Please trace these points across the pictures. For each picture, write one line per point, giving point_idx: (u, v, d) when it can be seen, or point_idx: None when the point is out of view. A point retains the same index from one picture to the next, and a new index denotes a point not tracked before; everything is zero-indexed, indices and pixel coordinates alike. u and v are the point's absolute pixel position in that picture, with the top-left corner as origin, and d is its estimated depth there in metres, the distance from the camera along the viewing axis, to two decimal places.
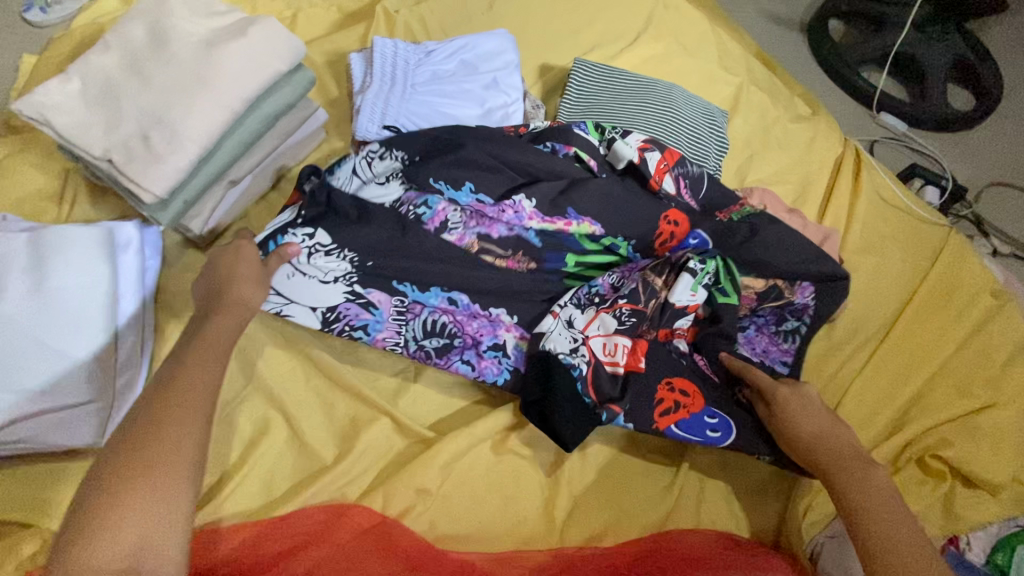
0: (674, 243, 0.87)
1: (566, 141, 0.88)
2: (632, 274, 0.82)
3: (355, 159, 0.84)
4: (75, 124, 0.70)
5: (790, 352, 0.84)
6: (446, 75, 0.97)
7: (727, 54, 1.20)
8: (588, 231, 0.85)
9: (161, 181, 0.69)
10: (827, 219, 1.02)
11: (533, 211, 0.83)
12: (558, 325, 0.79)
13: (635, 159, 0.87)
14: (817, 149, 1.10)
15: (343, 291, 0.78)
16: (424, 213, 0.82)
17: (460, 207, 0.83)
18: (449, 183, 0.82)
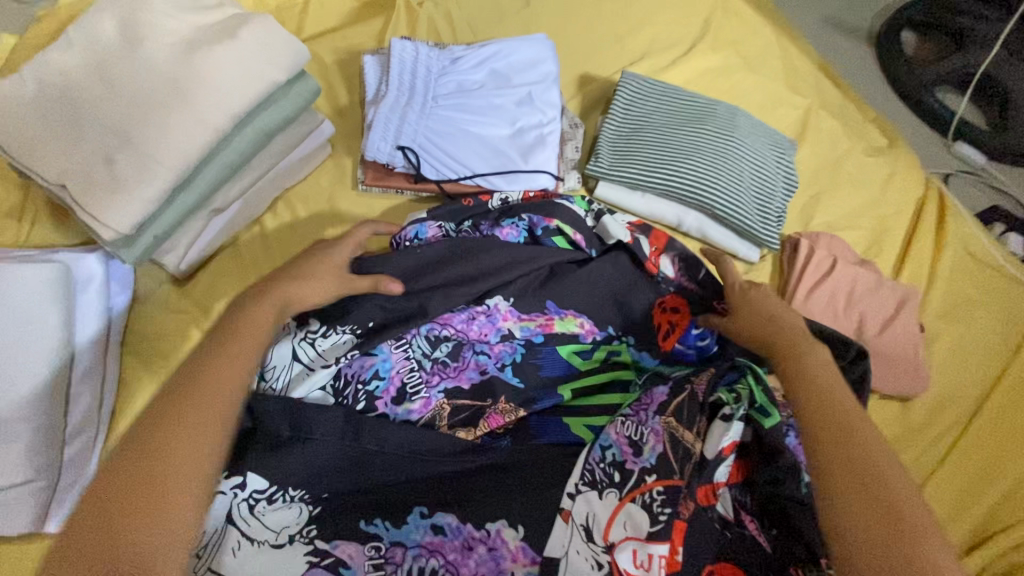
0: (677, 333, 0.70)
1: (547, 214, 0.74)
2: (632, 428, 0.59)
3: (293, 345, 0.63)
4: (27, 141, 0.58)
5: None
6: (473, 86, 0.83)
7: (794, 70, 1.05)
8: (574, 326, 0.69)
9: (126, 216, 0.57)
10: (905, 275, 0.88)
11: (508, 308, 0.68)
12: (573, 537, 0.54)
13: (625, 239, 0.74)
14: (895, 189, 0.95)
15: (303, 555, 0.51)
16: (376, 388, 0.61)
17: (418, 364, 0.64)
18: (401, 313, 0.65)
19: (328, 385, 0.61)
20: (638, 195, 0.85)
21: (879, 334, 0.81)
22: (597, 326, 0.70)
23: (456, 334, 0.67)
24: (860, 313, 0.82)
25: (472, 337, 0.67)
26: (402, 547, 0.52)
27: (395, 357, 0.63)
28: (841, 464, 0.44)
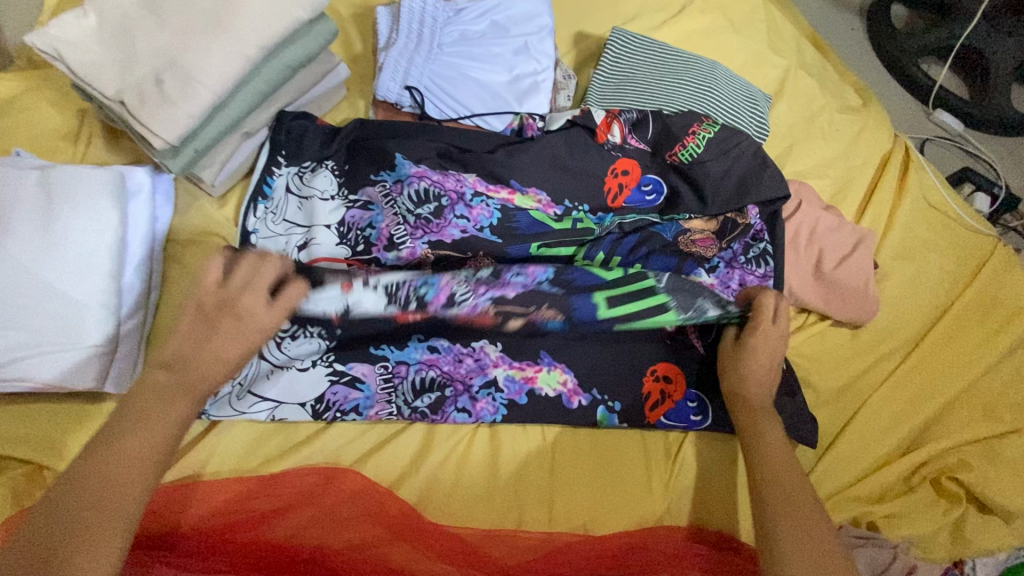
0: (625, 192, 0.88)
1: (506, 117, 0.90)
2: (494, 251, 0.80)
3: (288, 176, 0.83)
4: (88, 62, 0.68)
5: (764, 276, 0.86)
6: (476, 36, 0.92)
7: (777, 34, 1.12)
8: (533, 202, 0.85)
9: (174, 128, 0.67)
10: (865, 220, 0.96)
11: (476, 178, 0.84)
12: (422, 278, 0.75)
13: (571, 118, 0.88)
14: (863, 144, 1.03)
15: (325, 373, 0.75)
16: (371, 237, 0.80)
17: (403, 219, 0.81)
18: (388, 166, 0.83)
19: (336, 228, 0.81)
20: None
21: (835, 268, 0.89)
22: (554, 203, 0.86)
23: (435, 185, 0.82)
24: (820, 249, 0.90)
25: (455, 196, 0.82)
26: (402, 368, 0.77)
27: (387, 214, 0.81)
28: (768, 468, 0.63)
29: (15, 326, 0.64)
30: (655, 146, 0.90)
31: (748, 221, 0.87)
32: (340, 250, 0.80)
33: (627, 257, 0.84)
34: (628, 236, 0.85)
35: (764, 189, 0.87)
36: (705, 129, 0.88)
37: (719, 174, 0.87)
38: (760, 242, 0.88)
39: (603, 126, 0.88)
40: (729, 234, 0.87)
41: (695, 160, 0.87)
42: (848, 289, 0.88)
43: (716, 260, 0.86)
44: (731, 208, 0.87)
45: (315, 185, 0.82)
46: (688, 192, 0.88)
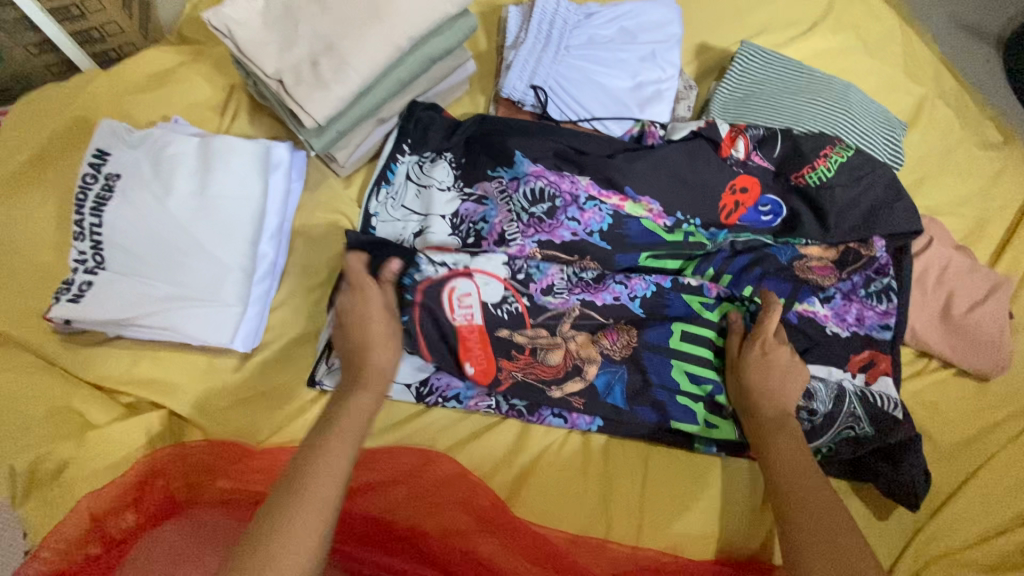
0: (741, 210, 0.85)
1: (626, 124, 0.89)
2: (571, 299, 0.78)
3: (408, 165, 0.84)
4: (255, 41, 0.72)
5: (889, 313, 0.80)
6: (603, 39, 0.91)
7: (914, 59, 1.06)
8: (644, 210, 0.83)
9: (324, 109, 0.71)
10: (1000, 265, 0.89)
11: (589, 182, 0.82)
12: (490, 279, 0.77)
13: (696, 129, 0.86)
14: (1003, 184, 0.95)
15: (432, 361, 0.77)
16: (482, 232, 0.81)
17: (517, 217, 0.80)
18: (506, 162, 0.82)
19: (450, 219, 0.82)
20: None
21: (966, 313, 0.82)
22: (666, 213, 0.83)
23: (550, 185, 0.80)
24: (949, 291, 0.84)
25: (569, 199, 0.80)
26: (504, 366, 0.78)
27: (501, 209, 0.81)
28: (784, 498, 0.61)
29: (167, 279, 0.69)
30: (779, 165, 0.86)
31: (874, 253, 0.82)
32: (451, 241, 0.81)
33: (738, 276, 0.81)
34: (740, 255, 0.82)
35: (894, 221, 0.82)
36: (838, 152, 0.84)
37: (847, 200, 0.83)
38: (887, 276, 0.82)
39: (727, 140, 0.86)
40: (850, 265, 0.82)
41: (823, 183, 0.83)
42: (979, 337, 0.81)
43: (832, 290, 0.82)
44: (853, 238, 0.83)
45: (432, 175, 0.83)
46: (810, 217, 0.83)
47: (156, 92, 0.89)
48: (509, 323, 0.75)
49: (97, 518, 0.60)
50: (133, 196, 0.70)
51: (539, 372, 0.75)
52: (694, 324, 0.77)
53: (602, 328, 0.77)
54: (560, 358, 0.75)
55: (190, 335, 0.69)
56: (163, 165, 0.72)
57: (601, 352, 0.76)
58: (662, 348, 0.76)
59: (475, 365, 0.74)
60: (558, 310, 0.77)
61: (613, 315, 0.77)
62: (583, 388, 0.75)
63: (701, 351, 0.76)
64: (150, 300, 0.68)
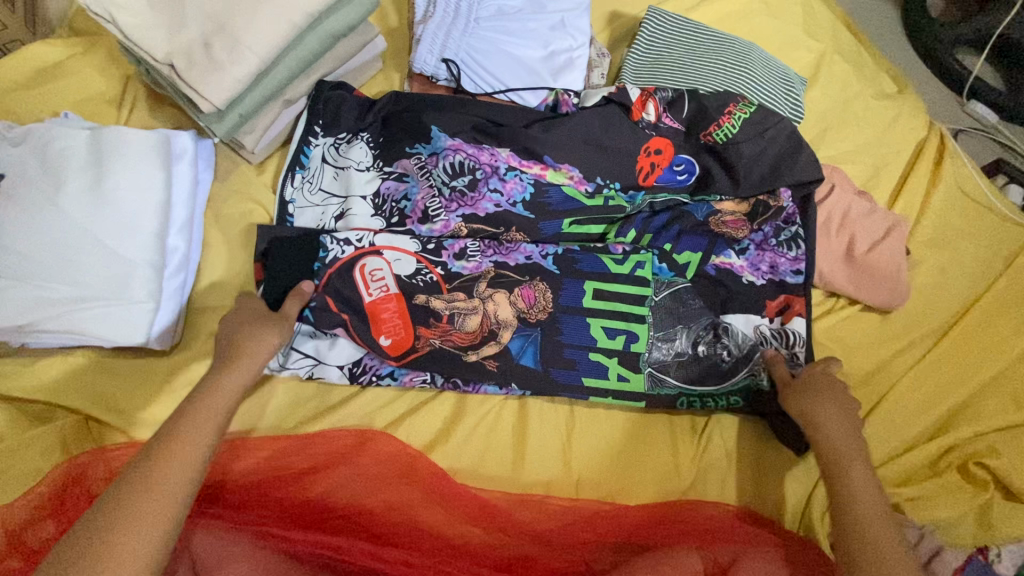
0: (657, 171, 0.87)
1: (541, 93, 0.90)
2: (485, 261, 0.77)
3: (324, 147, 0.82)
4: (138, 24, 0.69)
5: (800, 259, 0.84)
6: (512, 10, 0.92)
7: (813, 18, 1.11)
8: (565, 177, 0.84)
9: (220, 92, 0.69)
10: (898, 206, 0.95)
11: (509, 153, 0.83)
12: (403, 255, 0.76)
13: (607, 94, 0.87)
14: (897, 131, 1.02)
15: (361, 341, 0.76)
16: (405, 210, 0.80)
17: (438, 191, 0.80)
18: (424, 138, 0.82)
19: (371, 199, 0.80)
20: None
21: (867, 252, 0.88)
22: (587, 179, 0.84)
23: (469, 158, 0.81)
24: (851, 233, 0.90)
25: (490, 170, 0.81)
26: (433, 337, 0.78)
27: (422, 186, 0.80)
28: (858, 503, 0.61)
29: (68, 281, 0.66)
30: (688, 125, 0.89)
31: (781, 204, 0.86)
32: (375, 221, 0.80)
33: (657, 235, 0.84)
34: (658, 214, 0.85)
35: (796, 173, 0.86)
36: (741, 109, 0.88)
37: (753, 155, 0.86)
38: (793, 225, 0.86)
39: (637, 104, 0.87)
40: (759, 217, 0.86)
41: (730, 140, 0.87)
42: (879, 273, 0.87)
43: (745, 242, 0.85)
44: (763, 191, 0.86)
45: (350, 156, 0.82)
46: (721, 173, 0.87)
47: (44, 88, 0.84)
48: (425, 290, 0.75)
49: (13, 536, 0.58)
50: (21, 196, 0.66)
51: (456, 339, 0.75)
52: (607, 283, 0.78)
53: (519, 284, 0.76)
54: (477, 322, 0.75)
55: (99, 335, 0.66)
56: (51, 162, 0.68)
57: (518, 314, 0.76)
58: (576, 309, 0.77)
59: (392, 335, 0.74)
60: (473, 275, 0.76)
61: (528, 272, 0.77)
62: (498, 352, 0.75)
63: (616, 306, 0.78)
64: (51, 303, 0.65)
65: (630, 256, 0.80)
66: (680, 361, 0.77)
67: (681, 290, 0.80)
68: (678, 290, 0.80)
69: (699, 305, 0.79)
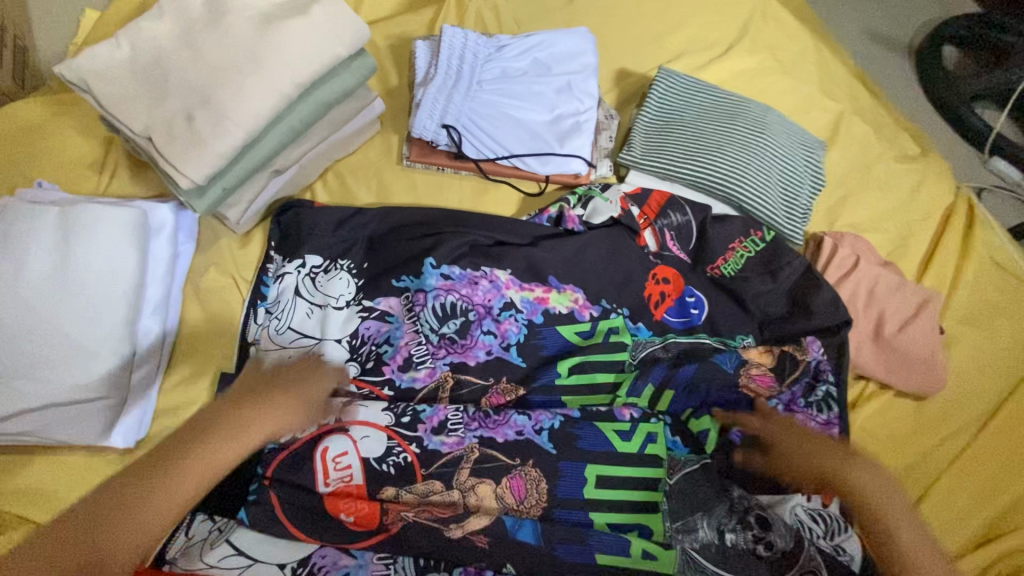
0: (668, 302, 0.81)
1: (545, 161, 0.85)
2: (468, 436, 0.69)
3: (297, 278, 0.76)
4: (118, 98, 0.65)
5: (831, 422, 0.76)
6: (516, 73, 0.87)
7: (829, 76, 1.07)
8: (569, 301, 0.79)
9: (200, 168, 0.63)
10: (928, 279, 0.89)
11: (509, 277, 0.79)
12: (382, 418, 0.70)
13: (615, 216, 0.83)
14: (923, 197, 0.96)
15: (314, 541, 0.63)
16: (385, 355, 0.74)
17: (425, 338, 0.75)
18: (414, 272, 0.76)
19: (348, 341, 0.74)
20: (666, 184, 0.89)
21: (899, 332, 0.82)
22: (591, 302, 0.80)
23: (463, 298, 0.76)
24: (880, 311, 0.83)
25: (483, 310, 0.77)
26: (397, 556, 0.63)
27: (407, 329, 0.75)
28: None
29: (28, 376, 0.61)
30: (696, 253, 0.85)
31: (807, 358, 0.79)
32: (348, 368, 0.73)
33: (681, 392, 0.75)
34: (680, 366, 0.76)
35: (815, 323, 0.80)
36: (746, 245, 0.85)
37: (764, 301, 0.82)
38: (824, 383, 0.78)
39: (644, 230, 0.84)
40: (785, 373, 0.78)
41: (739, 274, 0.83)
42: (912, 356, 0.81)
43: (772, 400, 0.77)
44: (785, 337, 0.80)
45: (328, 290, 0.76)
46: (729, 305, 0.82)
47: (23, 153, 0.79)
48: (395, 479, 0.66)
49: None
50: None
51: (433, 510, 0.64)
52: (613, 466, 0.68)
53: (507, 470, 0.67)
54: (479, 523, 0.64)
55: (56, 432, 0.61)
56: (17, 245, 0.64)
57: (506, 510, 0.65)
58: (584, 456, 0.68)
59: (354, 510, 0.64)
60: (454, 454, 0.68)
61: (518, 453, 0.68)
62: (488, 523, 0.64)
63: (620, 497, 0.67)
64: (8, 401, 0.60)
65: (640, 425, 0.71)
66: (705, 554, 0.65)
67: (697, 472, 0.69)
68: (696, 472, 0.69)
69: (714, 488, 0.68)
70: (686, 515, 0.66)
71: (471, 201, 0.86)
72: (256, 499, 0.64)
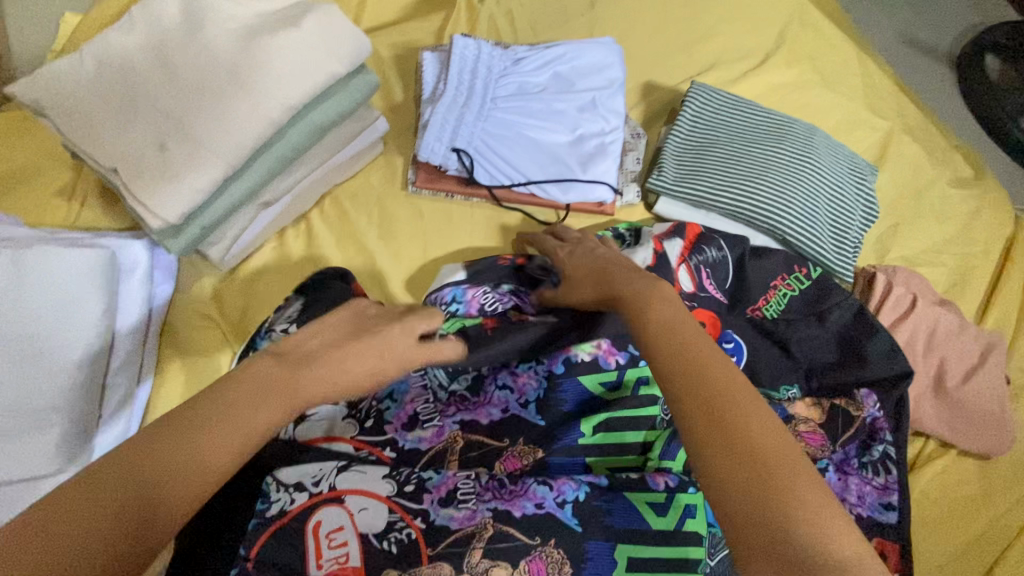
0: None
1: (567, 189, 0.76)
2: (481, 508, 0.60)
3: None
4: (82, 122, 0.57)
5: (891, 489, 0.66)
6: (535, 88, 0.79)
7: (875, 90, 0.98)
8: (592, 347, 0.70)
9: (174, 206, 0.55)
10: (989, 320, 0.80)
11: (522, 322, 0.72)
12: (384, 487, 0.62)
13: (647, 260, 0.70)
14: (981, 226, 0.87)
15: None
16: (386, 411, 0.69)
17: (432, 394, 0.70)
18: None
19: (346, 395, 0.69)
20: (701, 213, 0.80)
21: (961, 384, 0.73)
22: (616, 347, 0.71)
23: None
24: (940, 359, 0.75)
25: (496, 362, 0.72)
26: None
27: (412, 383, 0.70)
28: (751, 423, 0.40)
29: None
30: (732, 293, 0.75)
31: (864, 412, 0.69)
32: (346, 426, 0.68)
33: None
34: None
35: (868, 373, 0.70)
36: (788, 283, 0.76)
37: (809, 347, 0.73)
38: (884, 442, 0.68)
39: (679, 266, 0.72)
40: (841, 430, 0.68)
41: (781, 317, 0.74)
42: (976, 412, 0.72)
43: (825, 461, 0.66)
44: (835, 386, 0.71)
45: None
46: (772, 352, 0.72)
47: None
48: (397, 561, 0.57)
49: None
50: None
51: None
52: (647, 544, 0.59)
53: (526, 551, 0.57)
54: None
55: (2, 515, 0.52)
56: None
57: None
58: (612, 532, 0.59)
59: None
60: (464, 530, 0.59)
61: (538, 532, 0.59)
62: None
63: None
64: None
65: (675, 496, 0.62)
66: None
67: None
68: None
69: None
70: None
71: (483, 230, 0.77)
72: None
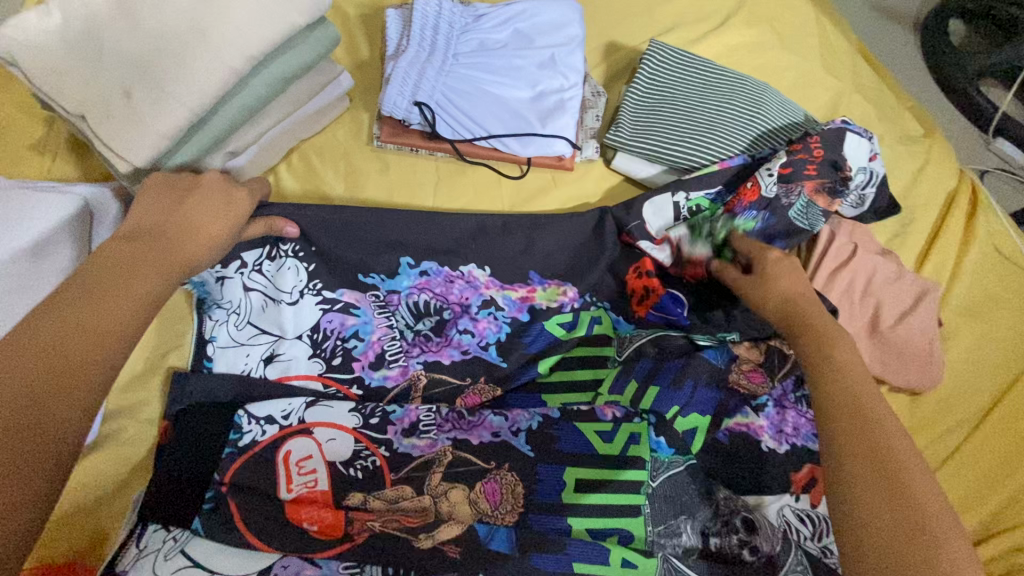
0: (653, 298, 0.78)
1: (526, 142, 0.79)
2: (441, 438, 0.66)
3: (243, 276, 0.72)
4: (49, 71, 0.59)
5: None
6: (496, 45, 0.81)
7: (831, 51, 1.01)
8: (557, 295, 0.77)
9: (142, 152, 0.58)
10: (927, 268, 0.85)
11: (488, 276, 0.77)
12: (350, 419, 0.66)
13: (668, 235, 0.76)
14: (926, 181, 0.91)
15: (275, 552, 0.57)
16: (353, 350, 0.72)
17: (399, 334, 0.73)
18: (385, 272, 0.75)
19: (310, 335, 0.72)
20: (656, 169, 0.84)
21: (895, 326, 0.79)
22: (578, 294, 0.78)
23: (436, 297, 0.75)
24: (876, 303, 0.80)
25: (459, 309, 0.75)
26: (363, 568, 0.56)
27: (379, 324, 0.73)
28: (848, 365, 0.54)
29: None
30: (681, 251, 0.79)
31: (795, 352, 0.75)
32: (314, 364, 0.71)
33: (666, 387, 0.70)
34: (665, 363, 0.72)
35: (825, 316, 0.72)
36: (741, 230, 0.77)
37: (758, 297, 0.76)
38: None
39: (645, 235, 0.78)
40: (778, 368, 0.74)
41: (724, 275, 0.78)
42: (907, 350, 0.77)
43: (764, 397, 0.73)
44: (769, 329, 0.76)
45: (281, 282, 0.72)
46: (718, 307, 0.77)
47: None
48: (362, 484, 0.62)
49: None
50: None
51: (402, 518, 0.60)
52: (594, 468, 0.64)
53: (483, 474, 0.63)
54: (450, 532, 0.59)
55: None
56: None
57: (479, 517, 0.60)
58: (561, 457, 0.65)
59: (318, 518, 0.59)
60: (425, 457, 0.64)
61: (493, 456, 0.64)
62: (461, 532, 0.59)
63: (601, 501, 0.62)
64: None
65: (621, 425, 0.67)
66: (689, 561, 0.61)
67: (682, 475, 0.64)
68: (679, 475, 0.64)
69: (700, 491, 0.64)
70: (668, 521, 0.62)
71: (447, 185, 0.81)
72: (212, 507, 0.60)
